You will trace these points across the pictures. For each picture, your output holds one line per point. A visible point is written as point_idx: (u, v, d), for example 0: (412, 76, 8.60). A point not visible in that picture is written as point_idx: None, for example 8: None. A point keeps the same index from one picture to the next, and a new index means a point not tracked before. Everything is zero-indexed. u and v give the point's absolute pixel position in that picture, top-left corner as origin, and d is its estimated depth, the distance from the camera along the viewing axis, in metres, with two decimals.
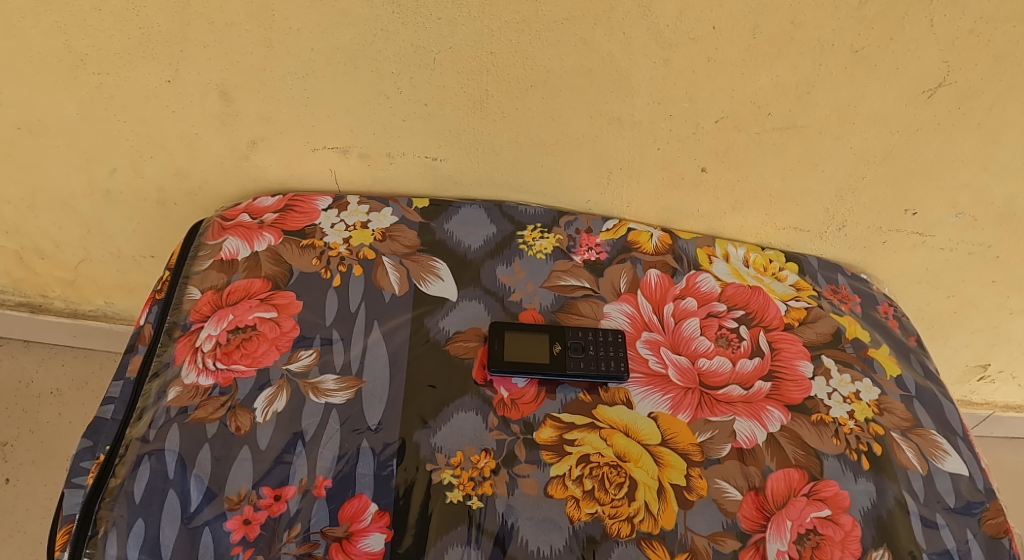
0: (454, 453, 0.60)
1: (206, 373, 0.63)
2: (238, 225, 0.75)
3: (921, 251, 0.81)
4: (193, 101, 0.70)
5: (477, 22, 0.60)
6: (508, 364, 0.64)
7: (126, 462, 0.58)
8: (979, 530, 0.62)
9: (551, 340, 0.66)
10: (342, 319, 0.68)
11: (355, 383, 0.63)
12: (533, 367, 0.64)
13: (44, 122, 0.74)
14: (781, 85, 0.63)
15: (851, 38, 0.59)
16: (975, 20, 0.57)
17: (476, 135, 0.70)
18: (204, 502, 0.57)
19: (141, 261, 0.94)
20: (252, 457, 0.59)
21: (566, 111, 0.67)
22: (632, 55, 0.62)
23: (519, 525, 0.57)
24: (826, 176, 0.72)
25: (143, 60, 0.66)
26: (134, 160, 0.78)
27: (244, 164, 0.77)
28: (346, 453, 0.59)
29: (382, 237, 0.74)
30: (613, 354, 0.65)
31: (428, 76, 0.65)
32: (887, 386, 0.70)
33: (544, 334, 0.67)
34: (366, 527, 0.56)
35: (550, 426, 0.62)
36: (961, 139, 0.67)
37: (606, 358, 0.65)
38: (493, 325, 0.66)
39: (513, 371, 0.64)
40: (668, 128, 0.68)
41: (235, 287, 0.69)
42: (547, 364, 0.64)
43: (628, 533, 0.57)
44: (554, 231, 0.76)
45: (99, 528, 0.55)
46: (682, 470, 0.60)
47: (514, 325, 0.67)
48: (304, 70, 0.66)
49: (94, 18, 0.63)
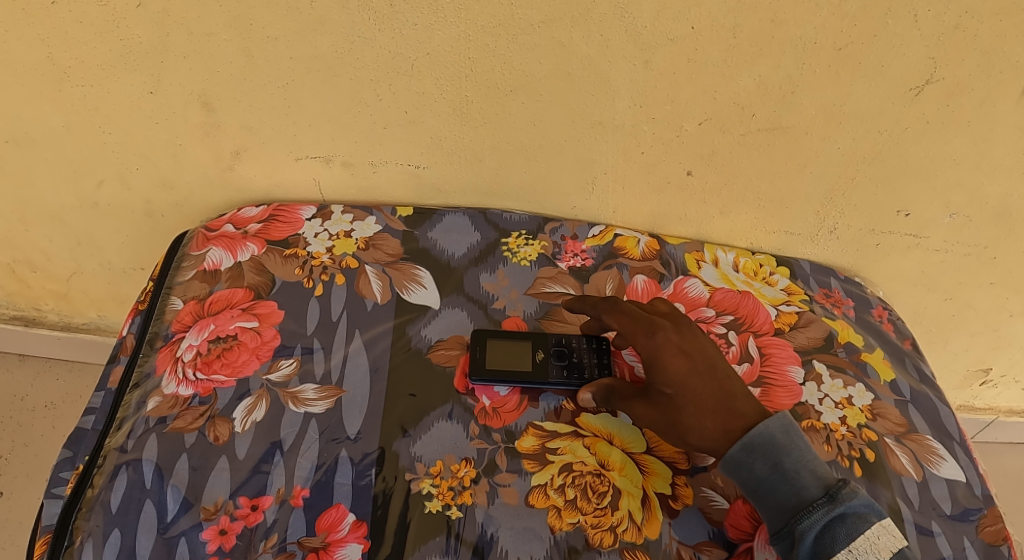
0: (434, 463, 0.59)
1: (186, 383, 0.63)
2: (222, 235, 0.74)
3: (916, 253, 0.79)
4: (175, 111, 0.70)
5: (454, 26, 0.60)
6: (489, 372, 0.63)
7: (104, 472, 0.58)
8: (976, 538, 0.60)
9: (534, 348, 0.65)
10: (323, 328, 0.67)
11: (334, 392, 0.63)
12: (515, 375, 0.63)
13: (31, 135, 0.74)
14: (764, 86, 0.63)
15: (834, 36, 0.59)
16: (960, 15, 0.57)
17: (458, 142, 0.70)
18: (181, 512, 0.56)
19: (131, 273, 0.94)
20: (230, 467, 0.58)
21: (547, 115, 0.67)
22: (612, 58, 0.61)
23: (499, 535, 0.55)
24: (814, 178, 0.71)
25: (125, 71, 0.66)
26: (121, 173, 0.78)
27: (228, 175, 0.77)
28: (324, 463, 0.58)
29: (365, 246, 0.74)
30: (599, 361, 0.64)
31: (407, 83, 0.65)
32: (880, 391, 0.68)
33: (527, 341, 0.66)
34: (343, 537, 0.55)
35: (531, 434, 0.61)
36: (951, 137, 0.66)
37: (588, 365, 0.64)
38: (475, 333, 0.66)
39: (494, 379, 0.63)
40: (652, 132, 0.67)
41: (217, 297, 0.69)
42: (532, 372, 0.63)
43: (610, 543, 0.55)
44: (539, 238, 0.76)
45: (75, 539, 0.54)
46: (667, 478, 0.59)
47: (496, 333, 0.66)
48: (285, 79, 0.66)
49: (75, 31, 0.63)
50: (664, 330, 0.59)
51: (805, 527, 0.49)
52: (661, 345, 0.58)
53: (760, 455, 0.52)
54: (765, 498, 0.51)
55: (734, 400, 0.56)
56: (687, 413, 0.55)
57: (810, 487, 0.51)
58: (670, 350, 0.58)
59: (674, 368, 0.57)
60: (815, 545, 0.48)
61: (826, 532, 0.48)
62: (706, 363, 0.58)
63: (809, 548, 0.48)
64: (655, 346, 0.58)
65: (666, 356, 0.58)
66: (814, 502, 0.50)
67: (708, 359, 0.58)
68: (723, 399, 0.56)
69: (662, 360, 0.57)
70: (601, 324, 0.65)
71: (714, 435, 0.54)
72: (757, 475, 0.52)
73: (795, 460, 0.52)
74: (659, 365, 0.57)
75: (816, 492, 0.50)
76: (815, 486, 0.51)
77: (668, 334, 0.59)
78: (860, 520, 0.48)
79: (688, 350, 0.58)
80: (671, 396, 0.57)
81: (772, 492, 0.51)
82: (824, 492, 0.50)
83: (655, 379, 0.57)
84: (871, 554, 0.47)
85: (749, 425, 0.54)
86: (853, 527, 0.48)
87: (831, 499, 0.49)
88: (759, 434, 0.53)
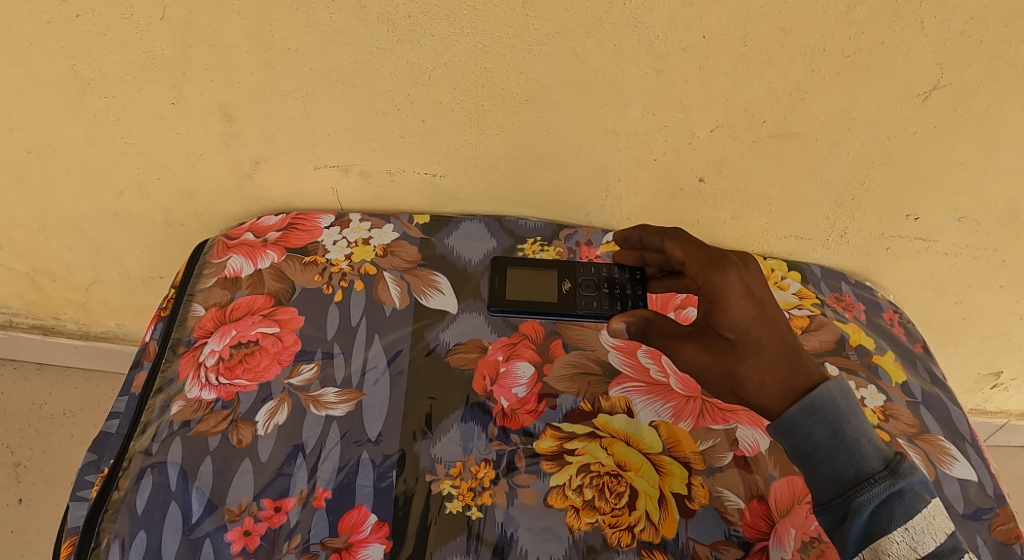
0: (454, 464, 0.60)
1: (209, 388, 0.64)
2: (242, 243, 0.76)
3: (925, 257, 0.80)
4: (196, 122, 0.71)
5: (470, 37, 0.61)
6: (508, 303, 0.70)
7: (129, 475, 0.59)
8: (989, 536, 0.61)
9: (559, 278, 0.72)
10: (343, 333, 0.68)
11: (355, 395, 0.64)
12: (535, 305, 0.70)
13: (53, 146, 0.76)
14: (774, 93, 0.64)
15: (842, 43, 0.60)
16: (966, 22, 0.58)
17: (473, 150, 0.72)
18: (206, 514, 0.57)
19: (149, 282, 0.96)
20: (253, 470, 0.59)
21: (561, 123, 0.68)
22: (624, 67, 0.63)
23: (518, 535, 0.56)
24: (824, 183, 0.72)
25: (147, 83, 0.68)
26: (141, 183, 0.80)
27: (247, 184, 0.79)
28: (346, 465, 0.60)
29: (383, 253, 0.75)
30: (623, 294, 0.70)
31: (424, 92, 0.66)
32: (893, 393, 0.69)
33: (553, 271, 0.72)
34: (365, 538, 0.56)
35: (549, 435, 0.62)
36: (958, 142, 0.67)
37: (612, 296, 0.70)
38: (495, 262, 0.73)
39: (512, 310, 0.70)
40: (664, 139, 0.69)
41: (238, 303, 0.70)
42: (557, 302, 0.70)
43: (628, 542, 0.56)
44: (553, 244, 0.78)
45: (102, 540, 0.56)
46: (683, 478, 0.60)
47: (519, 263, 0.73)
48: (303, 89, 0.67)
49: (99, 44, 0.65)
50: (735, 267, 0.54)
51: (862, 499, 0.47)
52: (729, 285, 0.53)
53: (820, 418, 0.50)
54: (821, 463, 0.50)
55: (797, 356, 0.53)
56: (746, 362, 0.52)
57: (870, 458, 0.49)
58: (738, 292, 0.53)
59: (740, 312, 0.52)
60: (869, 517, 0.47)
61: (882, 508, 0.47)
62: (774, 311, 0.53)
63: (863, 522, 0.47)
64: (720, 282, 0.53)
65: (733, 298, 0.53)
66: (874, 474, 0.48)
67: (775, 307, 0.54)
68: (785, 351, 0.52)
69: (728, 302, 0.53)
70: (640, 254, 0.70)
71: (772, 392, 0.52)
72: (813, 438, 0.50)
73: (856, 428, 0.50)
74: (724, 307, 0.53)
75: (875, 464, 0.48)
76: (875, 458, 0.49)
77: (738, 274, 0.54)
78: (917, 498, 0.47)
79: (757, 294, 0.53)
80: (731, 342, 0.53)
81: (828, 459, 0.49)
82: (884, 465, 0.48)
83: (716, 322, 0.53)
84: (927, 533, 0.46)
85: (811, 384, 0.52)
86: (911, 506, 0.47)
87: (892, 473, 0.48)
88: (821, 396, 0.50)
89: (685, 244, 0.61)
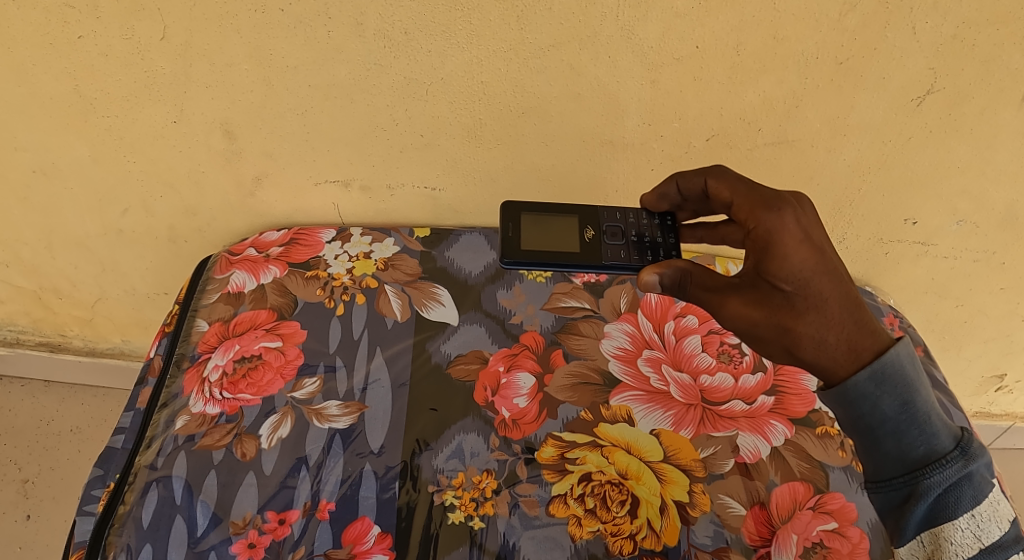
0: (455, 475, 0.60)
1: (213, 402, 0.65)
2: (245, 259, 0.77)
3: (925, 260, 0.81)
4: (199, 139, 0.72)
5: (466, 52, 0.62)
6: (524, 254, 0.60)
7: (135, 489, 0.59)
8: None
9: (581, 226, 0.63)
10: (345, 347, 0.69)
11: (358, 408, 0.64)
12: (553, 258, 0.60)
13: (58, 165, 0.77)
14: (768, 101, 0.65)
15: (835, 50, 0.60)
16: (957, 26, 0.58)
17: (472, 163, 0.73)
18: (211, 527, 0.58)
19: (154, 298, 0.97)
20: (257, 482, 0.60)
21: (557, 135, 0.69)
22: (619, 78, 0.63)
23: (521, 544, 0.57)
24: (821, 189, 0.73)
25: (149, 102, 0.69)
26: (146, 201, 0.81)
27: (250, 201, 0.80)
28: (349, 477, 0.60)
29: (384, 266, 0.76)
30: (653, 243, 0.62)
31: (422, 107, 0.67)
32: None
33: (574, 217, 0.64)
34: (369, 549, 0.56)
35: (551, 445, 0.62)
36: (954, 145, 0.67)
37: (637, 246, 0.62)
38: (509, 208, 0.64)
39: (528, 263, 0.60)
40: (661, 148, 0.69)
41: (241, 318, 0.71)
42: (580, 252, 0.61)
43: (630, 550, 0.56)
44: None
45: (109, 553, 0.56)
46: (684, 486, 0.60)
47: (536, 210, 0.64)
48: (303, 106, 0.68)
49: (101, 64, 0.66)
50: (791, 208, 0.48)
51: (932, 483, 0.46)
52: (786, 228, 0.47)
53: (890, 390, 0.46)
54: (887, 439, 0.47)
55: (860, 311, 0.47)
56: (807, 318, 0.46)
57: (940, 437, 0.47)
58: (795, 237, 0.47)
59: (798, 260, 0.47)
60: (935, 501, 0.46)
61: (950, 492, 0.46)
62: (835, 261, 0.47)
63: (928, 505, 0.46)
64: (774, 226, 0.48)
65: (790, 244, 0.47)
66: (946, 455, 0.46)
67: (834, 256, 0.48)
68: (850, 307, 0.47)
69: (785, 248, 0.47)
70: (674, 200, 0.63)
71: (835, 351, 0.47)
72: (881, 411, 0.47)
73: (924, 401, 0.47)
74: (780, 254, 0.47)
75: (946, 443, 0.47)
76: (946, 436, 0.47)
77: (795, 216, 0.48)
78: (983, 481, 0.47)
79: (817, 240, 0.47)
80: (788, 295, 0.47)
81: (895, 435, 0.47)
82: (955, 445, 0.47)
83: (770, 272, 0.48)
84: (993, 520, 0.46)
85: (879, 347, 0.47)
86: (977, 490, 0.46)
87: (963, 454, 0.46)
88: (892, 364, 0.46)
89: (734, 183, 0.54)
